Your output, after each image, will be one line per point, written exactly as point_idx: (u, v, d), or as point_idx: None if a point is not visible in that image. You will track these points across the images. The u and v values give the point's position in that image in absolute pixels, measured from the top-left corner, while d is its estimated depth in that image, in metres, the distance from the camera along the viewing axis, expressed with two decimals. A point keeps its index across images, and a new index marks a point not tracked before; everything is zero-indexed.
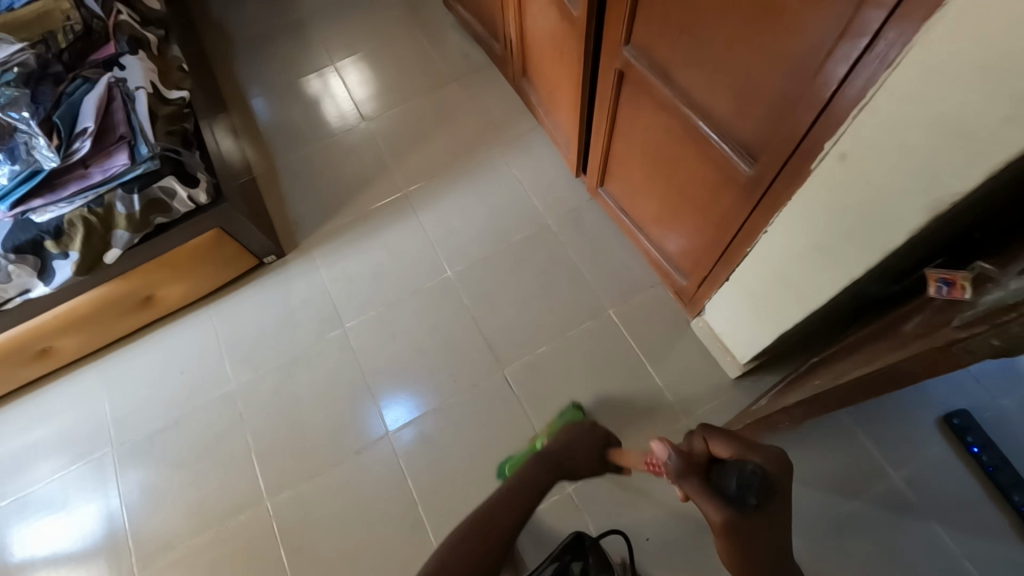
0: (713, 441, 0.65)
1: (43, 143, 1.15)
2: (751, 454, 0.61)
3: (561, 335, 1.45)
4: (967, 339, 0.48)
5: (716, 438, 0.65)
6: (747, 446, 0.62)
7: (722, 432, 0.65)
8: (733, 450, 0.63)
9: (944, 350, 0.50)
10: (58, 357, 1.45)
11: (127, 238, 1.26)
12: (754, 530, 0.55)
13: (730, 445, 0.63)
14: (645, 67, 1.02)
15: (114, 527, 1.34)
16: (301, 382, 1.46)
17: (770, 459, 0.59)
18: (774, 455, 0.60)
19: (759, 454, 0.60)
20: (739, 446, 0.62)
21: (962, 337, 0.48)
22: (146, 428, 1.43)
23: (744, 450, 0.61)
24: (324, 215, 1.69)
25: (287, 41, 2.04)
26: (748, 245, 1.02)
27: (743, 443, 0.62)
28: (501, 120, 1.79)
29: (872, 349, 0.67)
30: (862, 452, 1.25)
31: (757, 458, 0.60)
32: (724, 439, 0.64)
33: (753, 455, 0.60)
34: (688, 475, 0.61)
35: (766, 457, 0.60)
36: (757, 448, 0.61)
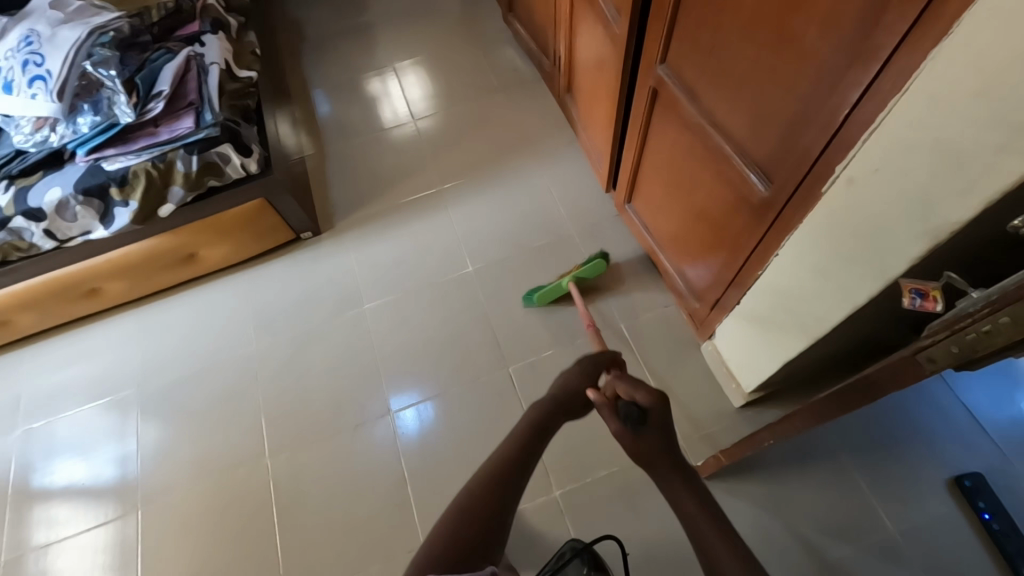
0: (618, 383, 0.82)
1: (123, 100, 1.29)
2: (637, 393, 0.79)
3: (568, 342, 1.48)
4: (927, 346, 0.53)
5: (620, 381, 0.82)
6: (635, 386, 0.79)
7: (623, 377, 0.82)
8: (628, 390, 0.80)
9: (908, 356, 0.55)
10: (104, 299, 1.57)
11: (181, 196, 1.37)
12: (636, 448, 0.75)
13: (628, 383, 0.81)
14: (677, 85, 1.06)
15: (127, 464, 1.42)
16: (317, 352, 1.53)
17: (650, 397, 0.78)
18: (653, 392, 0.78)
19: (643, 394, 0.78)
20: (631, 386, 0.80)
21: (923, 344, 0.53)
22: (170, 375, 1.53)
23: (635, 391, 0.79)
24: (362, 201, 1.78)
25: (353, 41, 2.19)
26: (759, 269, 1.03)
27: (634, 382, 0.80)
28: (541, 132, 1.86)
29: None
30: (860, 499, 1.22)
31: (642, 396, 0.78)
32: (627, 381, 0.80)
33: (640, 394, 0.79)
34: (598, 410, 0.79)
35: (649, 394, 0.78)
36: (643, 389, 0.78)
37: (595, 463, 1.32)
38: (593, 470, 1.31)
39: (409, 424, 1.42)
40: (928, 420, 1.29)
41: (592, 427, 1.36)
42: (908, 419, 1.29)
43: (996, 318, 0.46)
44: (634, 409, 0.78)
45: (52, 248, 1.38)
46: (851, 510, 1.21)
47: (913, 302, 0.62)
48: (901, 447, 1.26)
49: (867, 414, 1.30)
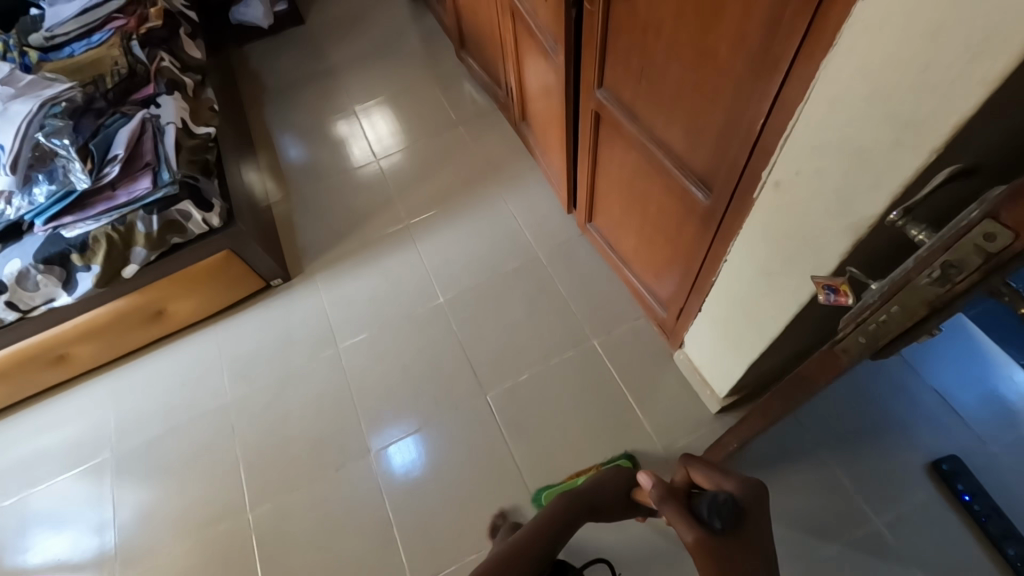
0: (699, 468, 0.78)
1: (78, 167, 1.30)
2: (728, 483, 0.73)
3: (543, 364, 1.48)
4: (840, 341, 0.63)
5: (702, 469, 0.77)
6: (723, 474, 0.74)
7: (705, 465, 0.78)
8: (715, 480, 0.75)
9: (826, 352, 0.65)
10: (74, 365, 1.55)
11: (144, 255, 1.38)
12: (730, 549, 0.62)
13: (712, 474, 0.76)
14: (615, 107, 1.10)
15: (106, 535, 1.38)
16: (293, 398, 1.52)
17: (744, 488, 0.69)
18: (748, 484, 0.70)
19: (734, 482, 0.72)
20: (717, 476, 0.75)
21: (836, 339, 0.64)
22: (146, 437, 1.50)
23: (725, 481, 0.73)
24: (331, 242, 1.80)
25: (313, 88, 2.23)
26: (713, 275, 1.06)
27: (720, 475, 0.75)
28: (503, 159, 1.90)
29: None
30: (843, 493, 1.22)
31: (734, 486, 0.71)
32: (709, 470, 0.77)
33: (729, 485, 0.72)
34: (667, 498, 0.71)
35: (740, 484, 0.71)
36: (732, 476, 0.73)
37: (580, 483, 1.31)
38: None
39: (403, 462, 1.40)
40: (903, 408, 1.30)
41: (574, 447, 1.37)
42: (883, 409, 1.30)
43: (888, 308, 0.57)
44: (724, 496, 0.67)
45: (14, 319, 1.37)
46: (835, 504, 1.21)
47: (827, 296, 0.65)
48: (878, 438, 1.27)
49: (843, 406, 1.31)
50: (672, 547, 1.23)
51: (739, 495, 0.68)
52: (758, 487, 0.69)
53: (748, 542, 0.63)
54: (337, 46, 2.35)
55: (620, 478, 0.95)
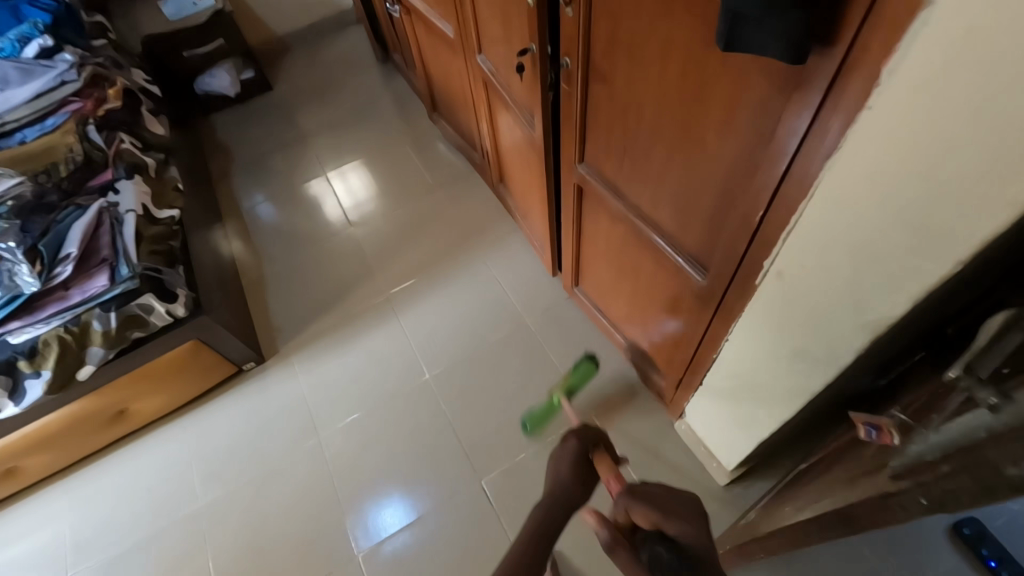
0: (635, 508, 0.68)
1: (25, 269, 1.21)
2: (670, 526, 0.64)
3: (539, 441, 1.41)
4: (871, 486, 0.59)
5: (636, 507, 0.68)
6: (664, 517, 0.65)
7: (640, 501, 0.67)
8: (653, 518, 0.66)
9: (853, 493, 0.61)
10: (25, 475, 1.41)
11: (102, 354, 1.27)
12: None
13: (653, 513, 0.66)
14: (597, 182, 1.07)
15: None
16: (271, 496, 1.40)
17: (683, 530, 0.64)
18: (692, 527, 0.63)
19: (674, 525, 0.64)
20: (659, 518, 0.65)
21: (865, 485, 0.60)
22: (105, 552, 1.35)
23: (662, 522, 0.65)
24: (307, 318, 1.71)
25: (284, 155, 2.19)
26: (713, 352, 1.01)
27: (660, 509, 0.66)
28: (482, 222, 1.86)
29: (832, 461, 0.75)
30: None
31: (672, 527, 0.64)
32: (642, 506, 0.67)
33: (669, 526, 0.65)
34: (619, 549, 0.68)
35: (679, 528, 0.64)
36: (674, 519, 0.64)
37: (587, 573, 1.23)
38: None
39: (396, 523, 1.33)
40: None
41: (578, 533, 1.28)
42: None
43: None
44: (669, 553, 0.63)
45: None
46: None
47: (870, 437, 0.57)
48: None
49: None
50: None
51: (679, 532, 0.64)
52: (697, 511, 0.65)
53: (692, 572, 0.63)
54: (307, 112, 2.32)
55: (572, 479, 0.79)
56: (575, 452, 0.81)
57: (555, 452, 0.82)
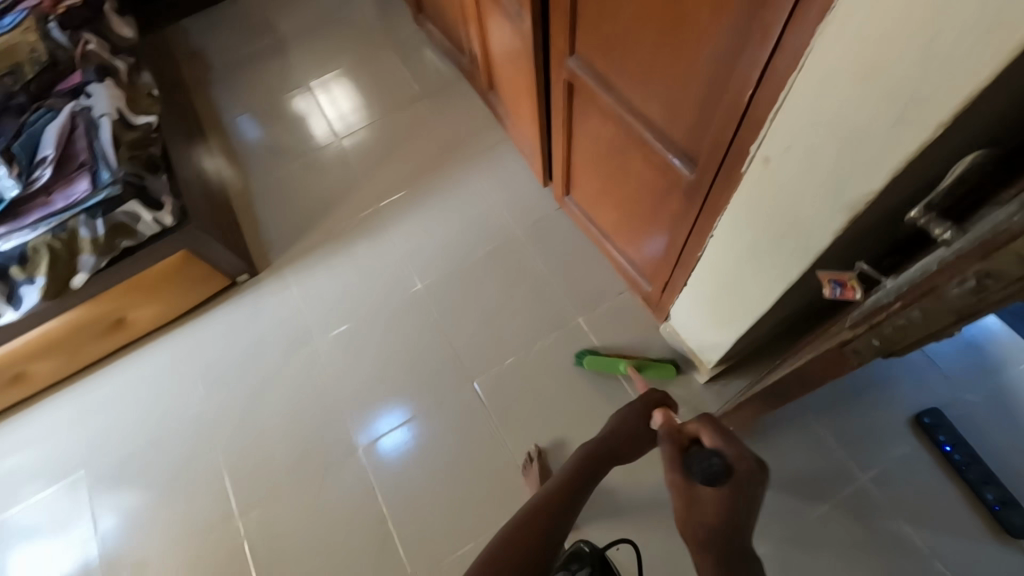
0: (702, 427, 0.72)
1: (3, 172, 1.20)
2: (727, 448, 0.68)
3: (529, 346, 1.46)
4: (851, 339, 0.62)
5: (704, 424, 0.72)
6: (727, 441, 0.69)
7: (712, 422, 0.71)
8: (713, 441, 0.70)
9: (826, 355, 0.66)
10: (33, 381, 1.46)
11: (93, 263, 1.28)
12: (705, 504, 0.64)
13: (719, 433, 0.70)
14: (588, 76, 1.03)
15: (89, 565, 1.33)
16: (273, 399, 1.47)
17: (740, 456, 0.66)
18: (749, 457, 0.66)
19: (734, 450, 0.67)
20: (721, 438, 0.69)
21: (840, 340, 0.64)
22: (121, 451, 1.44)
23: (724, 444, 0.68)
24: (298, 232, 1.71)
25: (262, 63, 2.08)
26: (700, 250, 1.03)
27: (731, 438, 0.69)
28: (472, 132, 1.82)
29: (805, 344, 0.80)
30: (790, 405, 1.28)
31: (731, 453, 0.67)
32: (712, 429, 0.71)
33: (728, 450, 0.68)
34: (666, 442, 0.73)
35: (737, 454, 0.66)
36: (735, 444, 0.68)
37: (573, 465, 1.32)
38: None
39: (392, 445, 1.39)
40: (885, 366, 1.30)
41: (564, 430, 1.36)
42: (864, 368, 1.30)
43: (908, 312, 0.54)
44: (716, 463, 0.67)
45: None
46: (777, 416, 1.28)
47: (835, 291, 0.69)
48: (861, 396, 1.28)
49: None
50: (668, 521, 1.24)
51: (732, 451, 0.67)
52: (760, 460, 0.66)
53: (733, 495, 0.64)
54: (284, 15, 2.18)
55: (636, 420, 0.90)
56: (637, 407, 0.92)
57: (623, 408, 0.93)
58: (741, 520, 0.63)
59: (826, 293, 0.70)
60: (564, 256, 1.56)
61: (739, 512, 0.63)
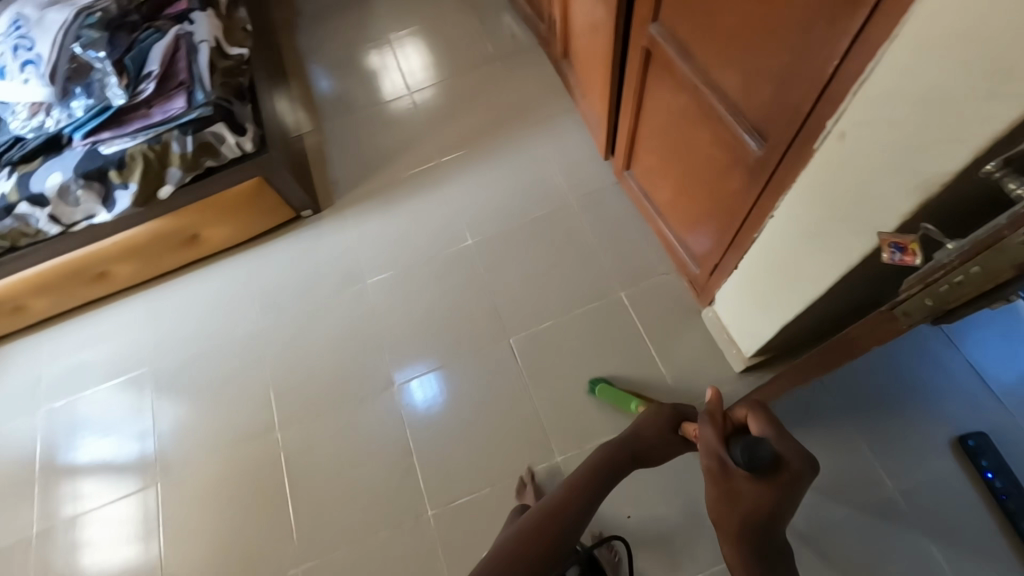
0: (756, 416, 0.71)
1: (114, 81, 1.31)
2: (778, 442, 0.66)
3: (568, 312, 1.48)
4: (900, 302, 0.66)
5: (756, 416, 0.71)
6: (779, 436, 0.67)
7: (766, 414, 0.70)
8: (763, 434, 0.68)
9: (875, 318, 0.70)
10: (114, 281, 1.61)
11: (179, 176, 1.39)
12: (742, 493, 0.63)
13: (766, 426, 0.70)
14: (667, 42, 1.02)
15: (144, 453, 1.47)
16: (321, 328, 1.56)
17: (793, 453, 0.64)
18: (801, 453, 0.64)
19: (789, 446, 0.65)
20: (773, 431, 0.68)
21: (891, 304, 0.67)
22: (182, 356, 1.58)
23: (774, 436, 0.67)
24: (361, 176, 1.78)
25: (347, 13, 2.15)
26: (756, 231, 1.02)
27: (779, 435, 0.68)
28: (539, 99, 1.83)
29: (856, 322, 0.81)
30: (819, 398, 1.27)
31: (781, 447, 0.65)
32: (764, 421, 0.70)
33: (779, 443, 0.66)
34: (710, 427, 0.72)
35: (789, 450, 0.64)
36: (787, 440, 0.66)
37: (595, 431, 1.34)
38: (593, 439, 1.34)
39: (423, 399, 1.44)
40: (935, 383, 1.26)
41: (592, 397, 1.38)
42: (911, 381, 1.26)
43: (967, 268, 0.57)
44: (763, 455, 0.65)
45: (58, 232, 1.42)
46: (797, 401, 1.27)
47: (893, 258, 0.66)
48: (901, 409, 1.24)
49: (871, 378, 1.28)
50: (684, 500, 1.25)
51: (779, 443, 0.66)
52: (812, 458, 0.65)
53: (776, 488, 0.62)
54: None
55: (664, 422, 0.92)
56: (671, 410, 0.93)
57: (649, 410, 0.94)
58: (780, 512, 0.62)
59: (882, 257, 0.67)
60: (615, 231, 1.57)
61: (781, 503, 0.62)
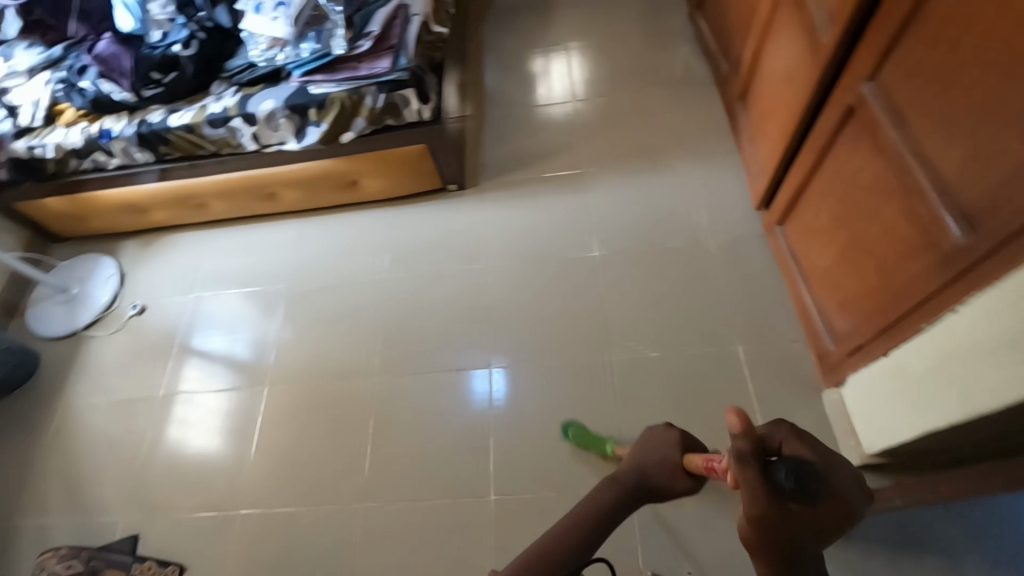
0: (792, 441, 0.69)
1: (340, 34, 1.49)
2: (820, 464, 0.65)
3: (677, 350, 1.45)
4: None
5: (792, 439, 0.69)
6: (820, 455, 0.66)
7: (800, 436, 0.69)
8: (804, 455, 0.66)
9: None
10: (279, 204, 1.82)
11: (362, 127, 1.54)
12: (802, 527, 0.59)
13: (802, 448, 0.68)
14: (879, 105, 0.98)
15: (259, 356, 1.64)
16: (437, 294, 1.65)
17: (843, 474, 0.64)
18: (847, 473, 0.64)
19: (839, 469, 0.64)
20: (817, 452, 0.67)
21: None
22: (312, 284, 1.74)
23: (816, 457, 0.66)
24: (509, 167, 1.86)
25: (534, 17, 2.27)
26: (926, 322, 0.94)
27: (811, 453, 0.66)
28: (702, 135, 1.81)
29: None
30: (937, 526, 1.15)
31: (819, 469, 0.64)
32: (808, 447, 0.68)
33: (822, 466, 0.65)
34: (745, 462, 0.64)
35: (841, 474, 0.64)
36: (832, 461, 0.65)
37: None
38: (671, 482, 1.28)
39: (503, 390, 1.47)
40: None
41: None
42: None
43: None
44: (815, 480, 0.61)
45: (254, 150, 1.63)
46: (909, 519, 1.16)
47: None
48: None
49: (1004, 525, 1.14)
50: None
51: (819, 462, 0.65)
52: (857, 480, 0.64)
53: (831, 513, 0.60)
54: None
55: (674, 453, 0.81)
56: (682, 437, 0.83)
57: (652, 435, 0.84)
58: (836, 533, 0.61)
59: None
60: (748, 283, 1.51)
61: (836, 527, 0.60)
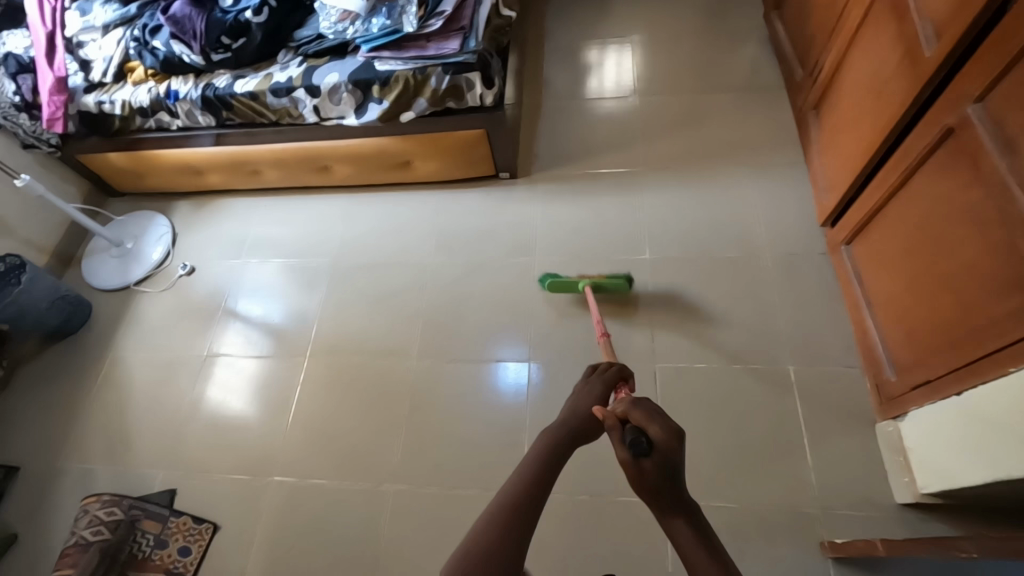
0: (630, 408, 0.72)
1: (413, 11, 1.45)
2: (649, 427, 0.68)
3: (723, 363, 1.40)
4: None
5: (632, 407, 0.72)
6: (648, 417, 0.69)
7: (638, 403, 0.72)
8: (642, 420, 0.70)
9: None
10: (330, 178, 1.82)
11: (423, 108, 1.53)
12: (648, 477, 0.65)
13: (642, 414, 0.70)
14: (986, 130, 0.91)
15: (300, 328, 1.66)
16: (480, 281, 1.64)
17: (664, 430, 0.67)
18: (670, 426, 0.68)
19: (656, 427, 0.68)
20: (651, 416, 0.69)
21: None
22: (356, 261, 1.74)
23: (648, 423, 0.69)
24: (562, 159, 1.83)
25: (599, 6, 2.21)
26: (1009, 365, 0.89)
27: (657, 416, 0.70)
28: (766, 143, 1.74)
29: None
30: None
31: (656, 430, 0.68)
32: (640, 408, 0.71)
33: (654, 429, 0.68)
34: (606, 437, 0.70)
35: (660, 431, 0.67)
36: (655, 421, 0.69)
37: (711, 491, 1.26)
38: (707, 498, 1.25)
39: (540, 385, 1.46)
40: None
41: (721, 455, 1.29)
42: None
43: None
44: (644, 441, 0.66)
45: (313, 122, 1.63)
46: None
47: None
48: None
49: None
50: None
51: (660, 432, 0.67)
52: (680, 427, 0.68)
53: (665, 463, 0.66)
54: None
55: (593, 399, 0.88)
56: (599, 381, 0.92)
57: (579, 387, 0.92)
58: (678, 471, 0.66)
59: None
60: (804, 301, 1.46)
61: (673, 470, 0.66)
